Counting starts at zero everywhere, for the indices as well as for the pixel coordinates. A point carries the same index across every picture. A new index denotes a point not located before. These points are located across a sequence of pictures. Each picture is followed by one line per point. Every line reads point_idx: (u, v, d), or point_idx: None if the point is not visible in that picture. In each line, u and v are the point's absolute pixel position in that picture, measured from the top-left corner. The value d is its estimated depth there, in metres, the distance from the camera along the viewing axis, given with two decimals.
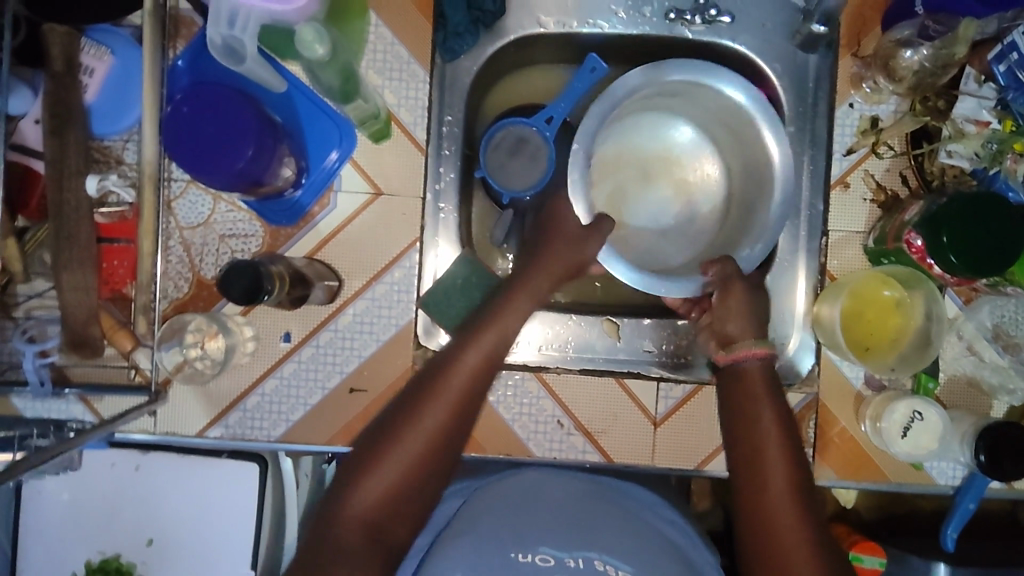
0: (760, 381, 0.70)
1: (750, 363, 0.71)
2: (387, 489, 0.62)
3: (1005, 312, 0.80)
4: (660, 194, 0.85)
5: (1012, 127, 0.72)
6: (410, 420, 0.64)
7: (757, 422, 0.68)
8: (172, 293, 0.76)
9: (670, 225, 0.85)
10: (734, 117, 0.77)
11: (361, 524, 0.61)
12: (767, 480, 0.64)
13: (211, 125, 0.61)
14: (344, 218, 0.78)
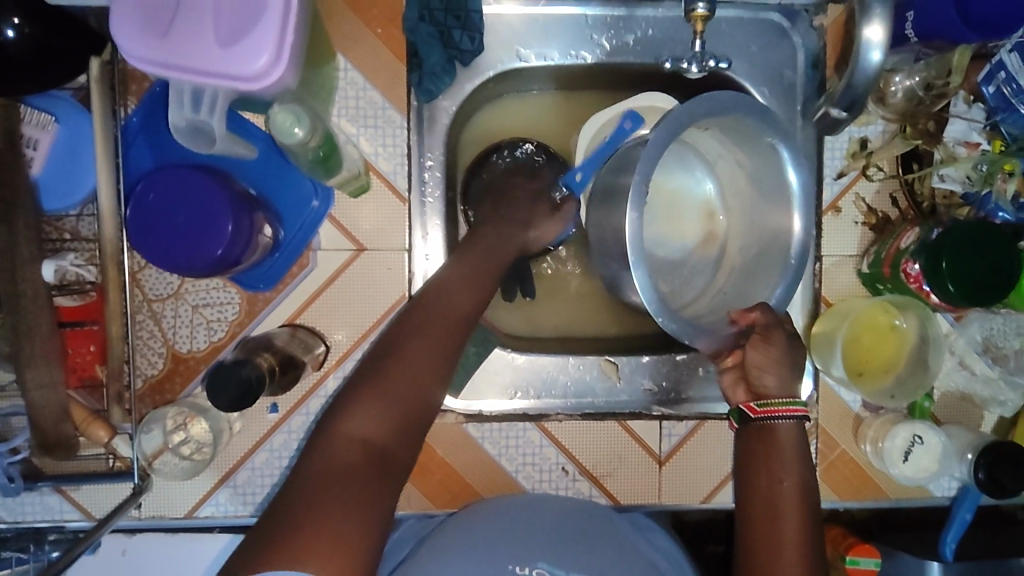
0: (793, 443, 0.64)
1: (783, 424, 0.64)
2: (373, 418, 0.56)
3: (993, 326, 0.82)
4: (656, 227, 0.80)
5: (1001, 147, 0.73)
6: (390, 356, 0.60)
7: (778, 482, 0.62)
8: (146, 372, 0.72)
9: (660, 261, 0.78)
10: (769, 172, 0.70)
11: (340, 463, 0.53)
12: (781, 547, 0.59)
13: (183, 214, 0.56)
14: (326, 279, 0.74)
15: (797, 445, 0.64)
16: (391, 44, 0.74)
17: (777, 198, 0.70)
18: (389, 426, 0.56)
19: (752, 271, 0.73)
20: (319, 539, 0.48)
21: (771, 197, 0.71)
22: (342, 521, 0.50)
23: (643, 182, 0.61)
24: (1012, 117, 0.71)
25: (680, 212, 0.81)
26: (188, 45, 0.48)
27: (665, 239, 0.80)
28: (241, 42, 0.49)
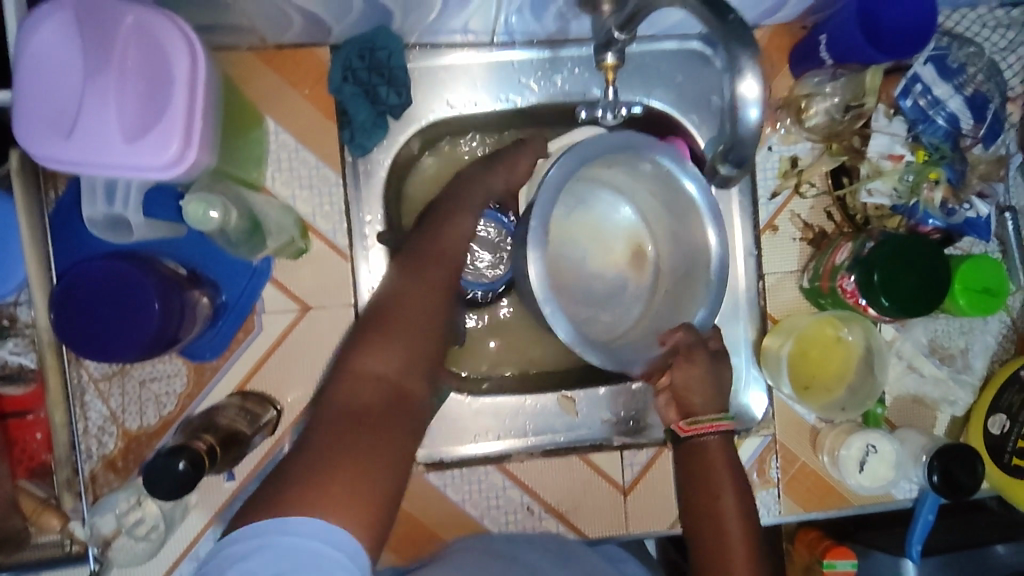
0: (720, 457, 0.65)
1: (709, 439, 0.66)
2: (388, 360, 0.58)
3: (938, 328, 0.84)
4: (586, 262, 0.80)
5: (925, 157, 0.75)
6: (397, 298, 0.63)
7: (718, 497, 0.63)
8: (98, 453, 0.69)
9: (596, 296, 0.79)
10: (674, 195, 0.72)
11: (359, 407, 0.54)
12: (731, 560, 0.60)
13: (110, 305, 0.56)
14: (273, 342, 0.74)
15: (727, 459, 0.65)
16: (319, 103, 0.74)
17: (691, 219, 0.71)
18: (404, 364, 0.58)
19: (680, 293, 0.74)
20: (336, 484, 0.47)
21: (684, 216, 0.72)
22: (363, 469, 0.49)
23: (540, 228, 0.66)
24: (931, 127, 0.76)
25: (612, 244, 0.80)
26: (92, 140, 0.48)
27: (599, 276, 0.80)
28: (149, 132, 0.50)
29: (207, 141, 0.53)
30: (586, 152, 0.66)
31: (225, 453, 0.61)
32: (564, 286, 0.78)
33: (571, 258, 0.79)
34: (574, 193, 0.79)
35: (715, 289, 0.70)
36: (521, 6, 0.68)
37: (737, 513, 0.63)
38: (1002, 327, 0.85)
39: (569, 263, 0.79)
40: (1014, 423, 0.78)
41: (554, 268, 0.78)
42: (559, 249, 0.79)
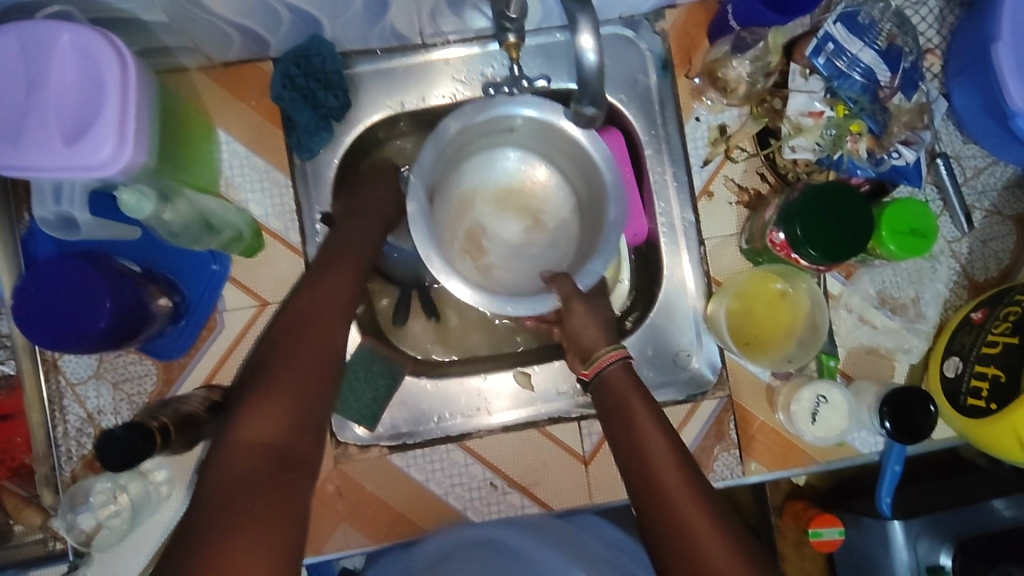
0: (626, 379, 0.68)
1: (613, 369, 0.69)
2: (270, 429, 0.56)
3: (885, 279, 0.85)
4: (516, 229, 0.84)
5: (844, 111, 0.78)
6: (272, 369, 0.60)
7: (637, 427, 0.64)
8: (77, 454, 0.74)
9: (524, 258, 0.83)
10: (572, 147, 0.75)
11: (245, 479, 0.52)
12: (665, 489, 0.59)
13: (64, 299, 0.60)
14: (235, 338, 0.78)
15: (640, 392, 0.67)
16: (266, 114, 0.80)
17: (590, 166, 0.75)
18: (286, 417, 0.57)
19: (590, 240, 0.77)
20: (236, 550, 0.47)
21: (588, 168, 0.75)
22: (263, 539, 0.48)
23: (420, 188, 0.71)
24: (846, 82, 0.77)
25: (532, 206, 0.84)
26: (36, 146, 0.53)
27: (528, 240, 0.83)
28: (87, 134, 0.54)
29: (141, 140, 0.57)
30: (465, 116, 0.72)
31: (179, 434, 0.65)
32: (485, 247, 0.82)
33: (491, 223, 0.84)
34: (496, 164, 0.83)
35: (615, 226, 0.73)
36: (437, 6, 0.73)
37: (659, 435, 0.63)
38: (952, 274, 0.86)
39: (488, 227, 0.84)
40: (966, 363, 0.78)
41: (471, 233, 0.83)
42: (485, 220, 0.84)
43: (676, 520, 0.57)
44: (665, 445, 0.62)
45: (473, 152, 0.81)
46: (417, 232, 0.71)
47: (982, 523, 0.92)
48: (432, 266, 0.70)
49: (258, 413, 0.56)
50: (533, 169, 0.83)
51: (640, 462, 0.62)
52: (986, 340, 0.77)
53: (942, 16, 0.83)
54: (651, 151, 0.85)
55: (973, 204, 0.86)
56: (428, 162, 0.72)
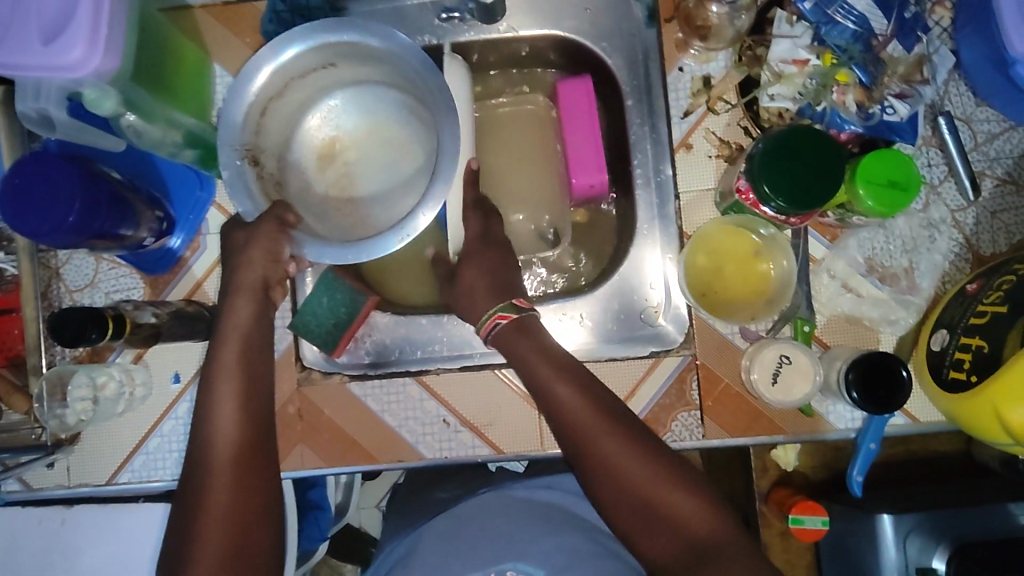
0: (528, 343, 0.70)
1: (502, 334, 0.71)
2: (215, 563, 0.63)
3: (876, 245, 0.80)
4: (386, 174, 0.82)
5: (831, 60, 0.75)
6: (200, 510, 0.65)
7: (551, 389, 0.67)
8: (69, 353, 0.81)
9: (388, 196, 0.81)
10: (395, 64, 0.74)
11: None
12: (601, 459, 0.64)
13: (42, 193, 0.65)
14: (214, 259, 0.82)
15: (545, 356, 0.69)
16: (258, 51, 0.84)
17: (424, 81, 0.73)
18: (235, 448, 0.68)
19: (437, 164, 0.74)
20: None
21: (411, 75, 0.74)
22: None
23: (233, 143, 0.71)
24: (834, 29, 0.74)
25: (380, 141, 0.82)
26: (19, 46, 0.59)
27: (395, 182, 0.82)
28: (62, 36, 0.59)
29: (114, 47, 0.62)
30: (254, 70, 0.71)
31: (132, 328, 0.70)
32: (347, 205, 0.81)
33: (352, 171, 0.82)
34: (362, 107, 0.81)
35: (444, 160, 0.70)
36: None
37: (577, 398, 0.67)
38: (953, 245, 0.79)
39: (350, 179, 0.82)
40: (952, 336, 0.72)
41: (335, 191, 0.82)
42: (353, 167, 0.82)
43: (610, 472, 0.63)
44: (587, 410, 0.66)
45: (294, 114, 0.79)
46: (239, 199, 0.71)
47: (979, 525, 0.84)
48: (246, 217, 0.71)
49: (208, 542, 0.63)
50: (336, 117, 0.81)
51: (566, 429, 0.66)
52: (975, 312, 0.70)
53: None
54: (633, 101, 0.83)
55: (982, 171, 0.79)
56: (242, 119, 0.71)
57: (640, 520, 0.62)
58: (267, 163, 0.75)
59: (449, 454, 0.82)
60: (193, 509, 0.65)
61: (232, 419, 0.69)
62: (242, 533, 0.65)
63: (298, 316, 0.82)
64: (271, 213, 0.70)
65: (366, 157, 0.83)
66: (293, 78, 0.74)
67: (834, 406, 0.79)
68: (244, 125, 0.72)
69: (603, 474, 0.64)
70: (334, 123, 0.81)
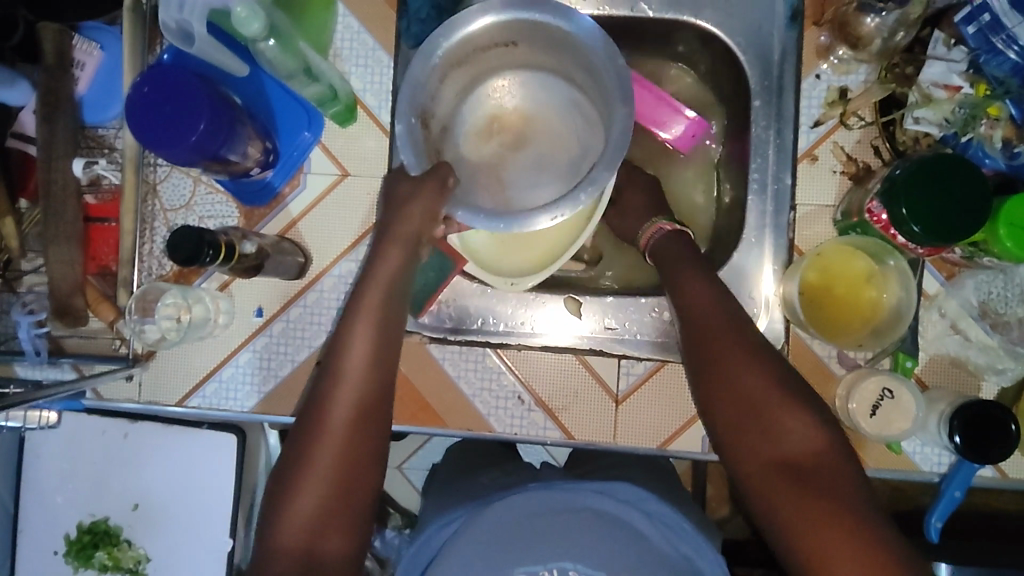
0: (676, 244, 0.71)
1: (659, 240, 0.73)
2: (310, 512, 0.62)
3: (992, 290, 0.76)
4: (543, 158, 0.78)
5: (985, 91, 0.71)
6: (303, 459, 0.63)
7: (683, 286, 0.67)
8: (157, 272, 0.81)
9: (543, 182, 0.77)
10: (575, 50, 0.70)
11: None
12: (730, 381, 0.63)
13: (169, 106, 0.64)
14: (312, 200, 0.81)
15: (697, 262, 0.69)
16: None
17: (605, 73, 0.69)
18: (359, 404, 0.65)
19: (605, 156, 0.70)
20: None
21: (593, 66, 0.70)
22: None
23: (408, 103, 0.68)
24: (995, 59, 0.70)
25: (541, 125, 0.78)
26: None
27: (550, 169, 0.77)
28: None
29: None
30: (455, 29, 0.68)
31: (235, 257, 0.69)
32: (497, 185, 0.77)
33: (508, 153, 0.78)
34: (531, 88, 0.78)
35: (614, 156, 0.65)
36: None
37: (708, 293, 0.66)
38: None
39: (504, 158, 0.78)
40: None
41: (483, 166, 0.78)
42: (509, 146, 0.78)
43: (723, 389, 0.63)
44: (712, 304, 0.66)
45: (467, 83, 0.76)
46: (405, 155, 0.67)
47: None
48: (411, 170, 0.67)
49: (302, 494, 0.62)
50: (505, 92, 0.78)
51: (695, 328, 0.66)
52: None
53: None
54: (760, 102, 0.79)
55: None
56: (423, 81, 0.69)
57: (747, 433, 0.62)
58: (434, 126, 0.73)
59: (519, 432, 0.80)
60: (309, 445, 0.63)
61: (363, 361, 0.66)
62: (343, 490, 0.63)
63: None
64: (435, 175, 0.67)
65: (525, 138, 0.79)
66: (477, 49, 0.71)
67: (920, 447, 0.77)
68: (424, 87, 0.69)
69: (720, 384, 0.63)
70: (501, 97, 0.78)
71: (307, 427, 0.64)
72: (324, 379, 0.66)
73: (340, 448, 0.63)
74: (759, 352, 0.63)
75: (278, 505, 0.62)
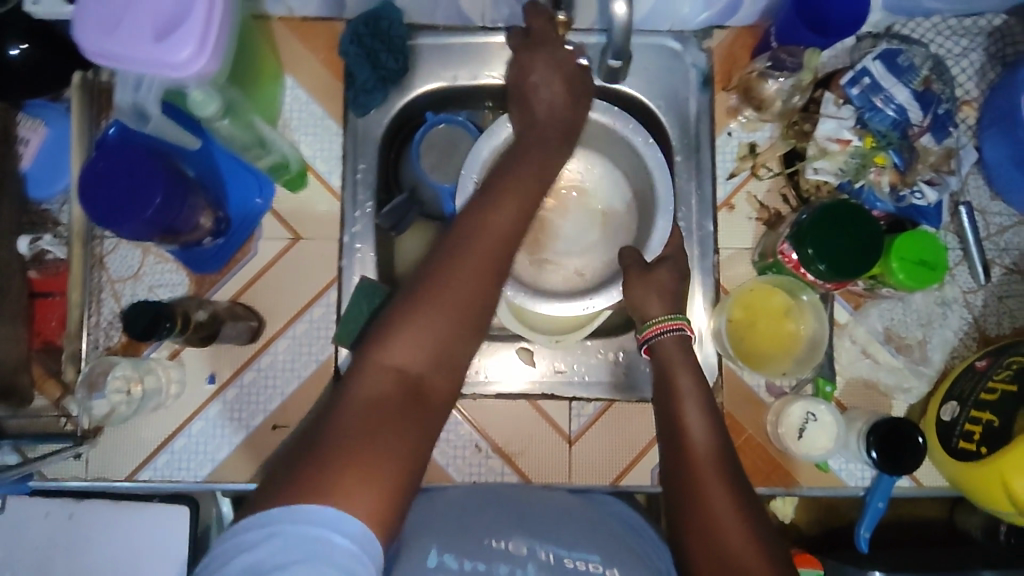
0: (676, 353, 0.72)
1: (664, 339, 0.73)
2: (413, 357, 0.56)
3: (894, 316, 0.85)
4: (573, 230, 0.88)
5: (872, 143, 0.81)
6: (417, 292, 0.58)
7: (679, 408, 0.69)
8: (104, 344, 0.80)
9: (578, 253, 0.88)
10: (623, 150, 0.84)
11: (376, 404, 0.53)
12: (714, 511, 0.61)
13: (122, 182, 0.66)
14: (265, 265, 0.83)
15: (691, 373, 0.71)
16: (331, 68, 0.87)
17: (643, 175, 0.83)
18: (502, 234, 0.62)
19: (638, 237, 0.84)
20: (348, 478, 0.48)
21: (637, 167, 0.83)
22: (369, 463, 0.50)
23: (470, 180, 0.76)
24: (876, 115, 0.81)
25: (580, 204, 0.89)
26: (126, 40, 0.60)
27: (581, 243, 0.88)
28: (171, 34, 0.61)
29: (218, 53, 0.63)
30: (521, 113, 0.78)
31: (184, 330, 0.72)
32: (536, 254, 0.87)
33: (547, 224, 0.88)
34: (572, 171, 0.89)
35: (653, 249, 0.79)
36: None
37: (703, 423, 0.67)
38: (963, 323, 0.85)
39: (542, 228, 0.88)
40: (962, 408, 0.77)
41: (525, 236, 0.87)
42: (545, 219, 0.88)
43: (705, 499, 0.62)
44: (711, 446, 0.65)
45: None
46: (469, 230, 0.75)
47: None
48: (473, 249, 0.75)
49: (415, 327, 0.56)
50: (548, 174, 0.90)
51: (687, 468, 0.64)
52: (985, 387, 0.76)
53: (984, 71, 0.86)
54: (682, 158, 0.88)
55: (993, 260, 0.86)
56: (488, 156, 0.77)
57: None
58: None
59: (478, 479, 0.83)
60: (443, 268, 0.59)
61: (512, 215, 0.63)
62: (458, 331, 0.58)
63: (343, 329, 0.82)
64: None
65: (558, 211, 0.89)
66: None
67: (845, 464, 0.84)
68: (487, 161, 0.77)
69: (701, 531, 0.60)
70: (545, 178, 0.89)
71: (441, 265, 0.59)
72: (452, 232, 0.62)
73: (479, 275, 0.59)
74: (744, 501, 0.62)
75: (381, 335, 0.56)
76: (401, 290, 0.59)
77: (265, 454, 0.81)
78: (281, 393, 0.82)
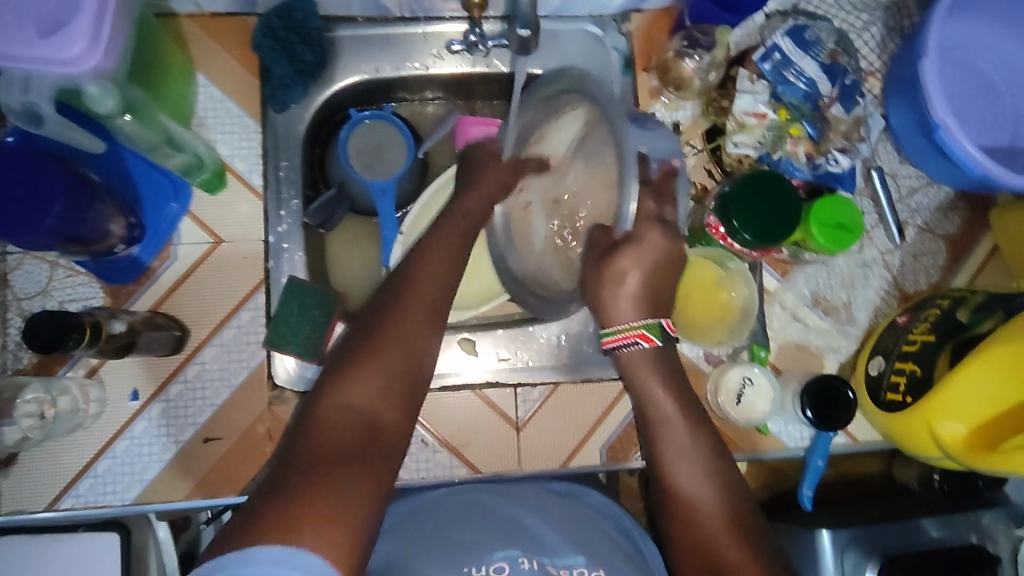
0: (644, 363, 0.72)
1: (632, 352, 0.72)
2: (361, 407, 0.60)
3: (819, 281, 0.88)
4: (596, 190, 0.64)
5: (786, 115, 0.85)
6: (359, 355, 0.62)
7: (654, 414, 0.72)
8: (13, 366, 0.75)
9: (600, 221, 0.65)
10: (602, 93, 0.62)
11: (335, 445, 0.56)
12: (702, 528, 0.67)
13: (18, 190, 0.62)
14: (185, 270, 0.79)
15: (662, 375, 0.72)
16: (244, 64, 0.83)
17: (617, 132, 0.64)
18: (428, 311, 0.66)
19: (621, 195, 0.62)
20: (311, 519, 0.50)
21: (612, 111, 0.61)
22: (340, 504, 0.52)
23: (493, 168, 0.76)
24: (789, 89, 0.85)
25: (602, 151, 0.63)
26: (10, 36, 0.57)
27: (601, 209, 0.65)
28: (60, 32, 0.58)
29: (113, 50, 0.61)
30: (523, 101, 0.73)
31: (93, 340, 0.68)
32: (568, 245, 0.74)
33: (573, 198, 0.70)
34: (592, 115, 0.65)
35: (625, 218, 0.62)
36: None
37: (679, 433, 0.71)
38: (884, 283, 0.89)
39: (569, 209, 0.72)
40: (888, 363, 0.81)
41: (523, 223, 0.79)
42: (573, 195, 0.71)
43: (708, 547, 0.66)
44: (693, 455, 0.70)
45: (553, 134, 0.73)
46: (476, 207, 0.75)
47: (919, 540, 0.80)
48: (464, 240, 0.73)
49: (356, 380, 0.61)
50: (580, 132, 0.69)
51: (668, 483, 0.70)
52: (906, 340, 0.80)
53: (884, 43, 0.90)
54: None
55: (906, 220, 0.90)
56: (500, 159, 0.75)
57: None
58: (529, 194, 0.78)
59: (426, 475, 0.81)
60: (378, 323, 0.64)
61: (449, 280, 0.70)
62: (398, 386, 0.62)
63: (272, 332, 0.79)
64: None
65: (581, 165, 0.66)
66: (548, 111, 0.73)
67: (784, 427, 0.87)
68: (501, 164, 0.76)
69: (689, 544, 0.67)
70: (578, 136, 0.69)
71: (375, 331, 0.64)
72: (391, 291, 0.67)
73: (402, 351, 0.63)
74: (726, 509, 0.68)
75: (312, 415, 0.59)
76: (335, 359, 0.63)
77: (197, 470, 0.77)
78: (211, 404, 0.78)
